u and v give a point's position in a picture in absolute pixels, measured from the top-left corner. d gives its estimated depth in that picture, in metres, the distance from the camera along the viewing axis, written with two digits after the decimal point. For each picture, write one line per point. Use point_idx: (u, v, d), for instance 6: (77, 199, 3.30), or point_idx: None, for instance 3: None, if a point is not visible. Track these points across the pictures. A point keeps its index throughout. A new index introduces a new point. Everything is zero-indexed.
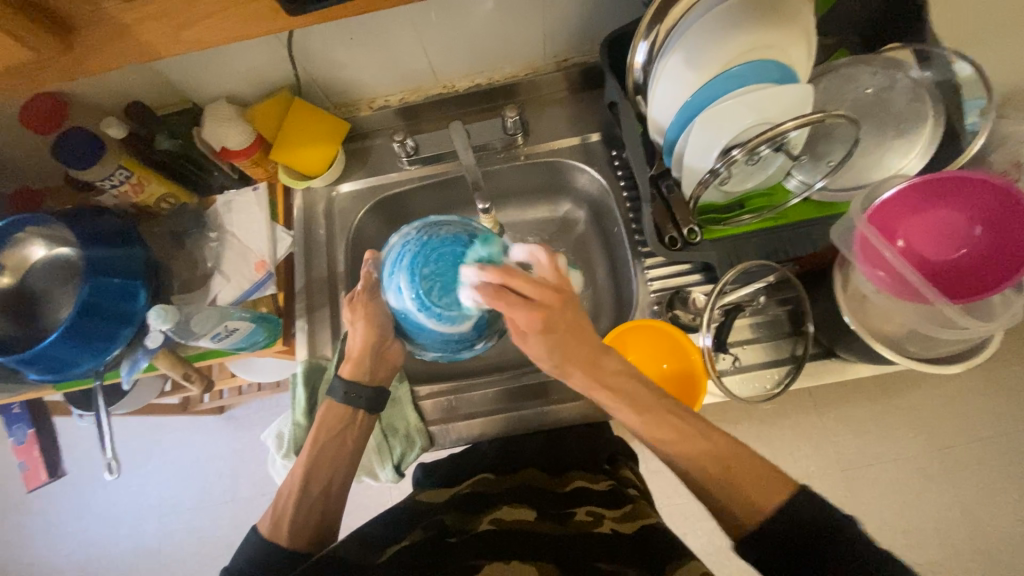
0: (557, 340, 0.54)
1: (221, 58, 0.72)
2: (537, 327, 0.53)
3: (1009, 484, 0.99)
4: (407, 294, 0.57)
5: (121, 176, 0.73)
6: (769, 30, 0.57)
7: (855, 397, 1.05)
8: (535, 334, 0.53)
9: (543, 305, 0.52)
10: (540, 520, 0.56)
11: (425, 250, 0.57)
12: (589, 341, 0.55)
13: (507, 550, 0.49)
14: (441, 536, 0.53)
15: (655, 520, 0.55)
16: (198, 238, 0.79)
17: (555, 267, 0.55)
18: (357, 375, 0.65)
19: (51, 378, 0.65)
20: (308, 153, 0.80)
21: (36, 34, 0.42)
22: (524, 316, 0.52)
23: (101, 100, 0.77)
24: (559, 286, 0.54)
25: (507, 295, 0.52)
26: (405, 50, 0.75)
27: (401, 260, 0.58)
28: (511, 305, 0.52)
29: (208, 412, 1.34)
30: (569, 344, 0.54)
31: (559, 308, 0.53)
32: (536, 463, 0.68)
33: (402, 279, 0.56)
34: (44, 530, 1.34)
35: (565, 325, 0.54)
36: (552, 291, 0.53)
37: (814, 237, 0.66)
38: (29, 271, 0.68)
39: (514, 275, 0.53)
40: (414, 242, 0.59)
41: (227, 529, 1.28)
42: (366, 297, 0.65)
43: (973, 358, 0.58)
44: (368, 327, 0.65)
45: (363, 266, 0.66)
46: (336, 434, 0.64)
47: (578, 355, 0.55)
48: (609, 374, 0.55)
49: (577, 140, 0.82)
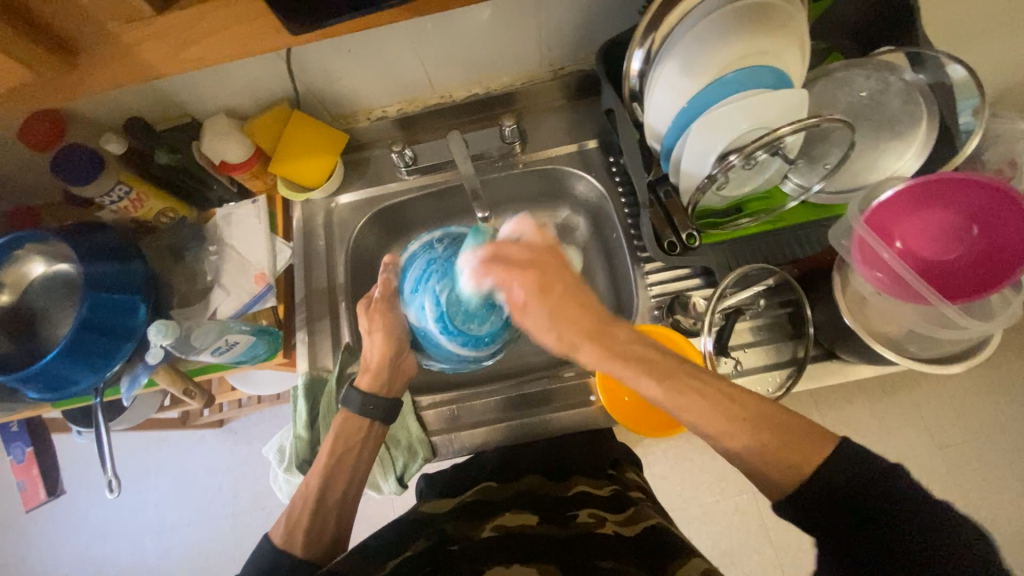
0: (554, 303, 0.46)
1: (221, 74, 0.73)
2: (533, 288, 0.47)
3: (1012, 481, 0.99)
4: (429, 313, 0.62)
5: (121, 191, 0.73)
6: (761, 38, 0.57)
7: (858, 397, 1.04)
8: (534, 299, 0.46)
9: (536, 268, 0.47)
10: (542, 524, 0.56)
11: (450, 272, 0.62)
12: (593, 312, 0.47)
13: (509, 556, 0.50)
14: (441, 545, 0.53)
15: (658, 519, 0.55)
16: (196, 252, 0.79)
17: (543, 233, 0.51)
18: (376, 387, 0.66)
19: (51, 396, 0.65)
20: (306, 166, 0.80)
21: (34, 52, 0.42)
22: (520, 277, 0.47)
23: (100, 117, 0.77)
24: (549, 248, 0.49)
25: (498, 263, 0.48)
26: (402, 61, 0.76)
27: (426, 279, 0.63)
28: (504, 271, 0.48)
29: (207, 426, 1.33)
30: (569, 310, 0.46)
31: (552, 268, 0.48)
32: (537, 470, 0.69)
33: (427, 299, 0.62)
34: (43, 548, 1.33)
35: (562, 283, 0.47)
36: (545, 251, 0.49)
37: (811, 240, 0.67)
38: (29, 288, 0.67)
39: (502, 244, 0.50)
40: (440, 262, 0.64)
41: (228, 544, 1.26)
42: (386, 306, 0.66)
43: (977, 356, 0.58)
44: (386, 337, 0.66)
45: (381, 272, 0.67)
46: (345, 447, 0.64)
47: (582, 325, 0.46)
48: (621, 346, 0.47)
49: (574, 148, 0.83)
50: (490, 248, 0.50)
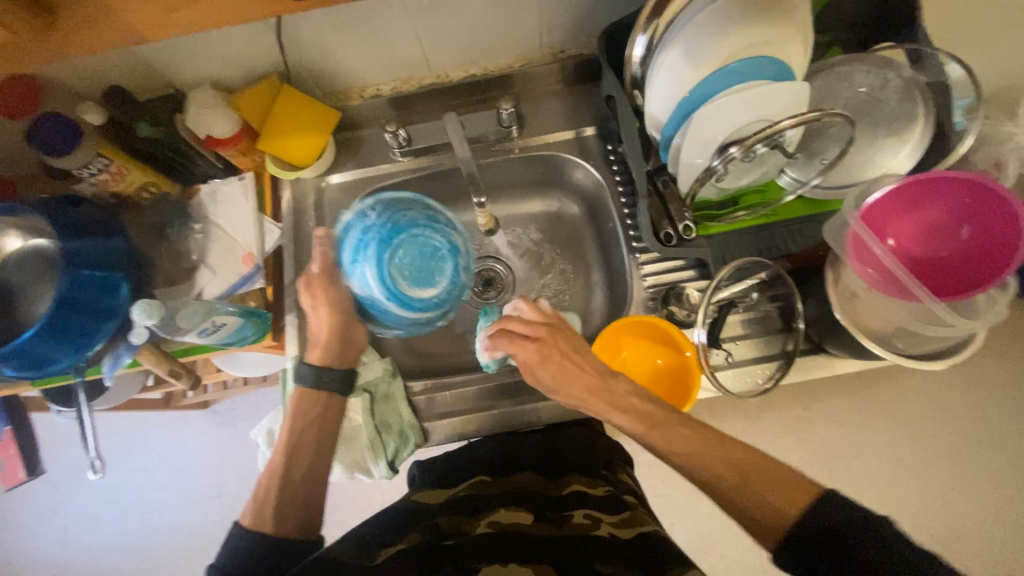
0: (556, 368, 0.61)
1: (208, 43, 0.70)
2: (537, 358, 0.62)
3: (978, 471, 1.03)
4: (375, 283, 0.65)
5: (100, 164, 0.70)
6: (765, 27, 0.57)
7: (837, 390, 1.08)
8: (539, 366, 0.62)
9: (538, 340, 0.62)
10: (538, 523, 0.57)
11: (390, 236, 0.66)
12: (587, 374, 0.61)
13: (503, 552, 0.50)
14: (437, 539, 0.53)
15: (652, 528, 0.56)
16: (180, 229, 0.76)
17: (539, 309, 0.65)
18: (326, 360, 0.66)
19: (27, 374, 0.63)
20: (296, 144, 0.78)
21: (18, 16, 0.40)
22: (523, 350, 0.62)
23: (78, 85, 0.73)
24: (547, 322, 0.64)
25: (509, 336, 0.63)
26: (397, 38, 0.74)
27: (364, 248, 0.66)
28: (514, 343, 0.63)
29: (192, 407, 1.31)
30: (569, 372, 0.61)
31: (550, 342, 0.62)
32: (533, 468, 0.69)
33: (368, 267, 0.65)
34: (22, 529, 1.31)
35: (559, 352, 0.62)
36: (544, 328, 0.63)
37: (804, 235, 0.68)
38: (3, 263, 0.65)
39: (508, 321, 0.65)
40: (377, 229, 0.67)
41: (214, 524, 1.26)
42: (327, 282, 0.66)
43: (959, 354, 0.59)
44: (330, 313, 0.66)
45: (316, 246, 0.66)
46: (304, 423, 0.64)
47: (581, 382, 0.60)
48: (621, 398, 0.60)
49: (571, 134, 0.82)
50: (500, 325, 0.65)
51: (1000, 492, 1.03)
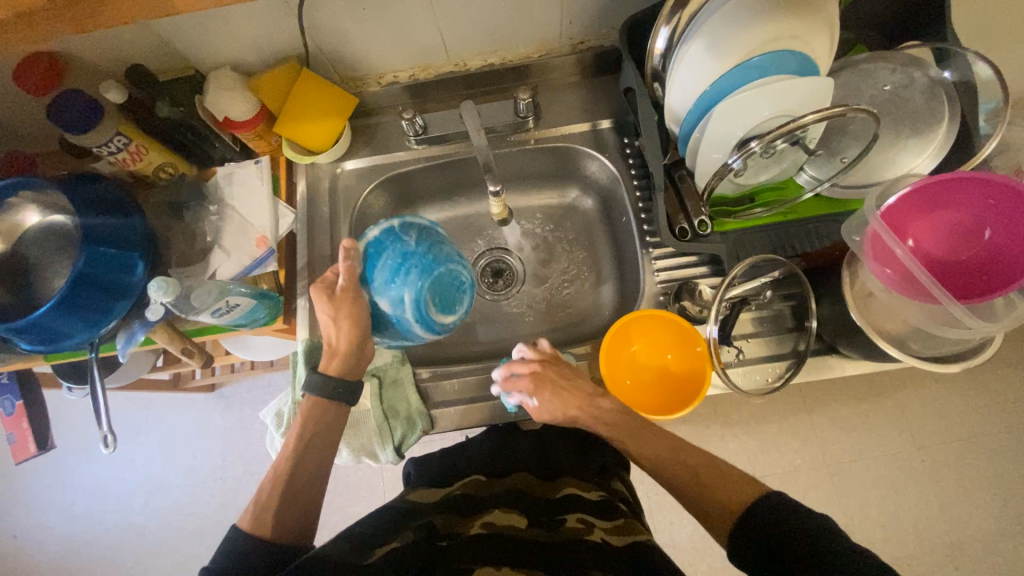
0: (549, 395, 0.64)
1: (230, 25, 0.70)
2: (533, 389, 0.65)
3: (986, 482, 1.02)
4: (409, 306, 0.64)
5: (120, 142, 0.71)
6: (791, 20, 0.56)
7: (844, 395, 1.07)
8: (537, 397, 0.64)
9: (534, 374, 0.66)
10: (530, 527, 0.57)
11: (431, 268, 0.65)
12: (577, 394, 0.64)
13: (497, 555, 0.51)
14: (431, 540, 0.54)
15: (647, 536, 0.55)
16: (197, 210, 0.77)
17: (537, 348, 0.69)
18: (344, 369, 0.65)
19: (43, 349, 0.64)
20: (313, 128, 0.78)
21: None
22: (525, 386, 0.65)
23: (100, 63, 0.73)
24: (543, 358, 0.67)
25: (511, 379, 0.66)
26: (418, 25, 0.73)
27: (403, 273, 0.64)
28: (516, 385, 0.66)
29: (199, 390, 1.32)
30: (559, 396, 0.64)
31: (543, 373, 0.66)
32: (528, 468, 0.69)
33: (407, 292, 0.64)
34: (29, 503, 1.33)
35: (552, 381, 0.65)
36: (540, 361, 0.67)
37: (820, 235, 0.67)
38: (23, 237, 0.65)
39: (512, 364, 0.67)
40: (417, 257, 0.65)
41: (216, 506, 1.27)
42: (352, 295, 0.64)
43: (976, 357, 0.58)
44: (351, 325, 0.64)
45: (341, 259, 0.64)
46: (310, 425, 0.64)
47: (569, 402, 0.64)
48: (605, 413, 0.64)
49: (588, 126, 0.81)
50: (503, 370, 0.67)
51: (1007, 504, 1.01)
